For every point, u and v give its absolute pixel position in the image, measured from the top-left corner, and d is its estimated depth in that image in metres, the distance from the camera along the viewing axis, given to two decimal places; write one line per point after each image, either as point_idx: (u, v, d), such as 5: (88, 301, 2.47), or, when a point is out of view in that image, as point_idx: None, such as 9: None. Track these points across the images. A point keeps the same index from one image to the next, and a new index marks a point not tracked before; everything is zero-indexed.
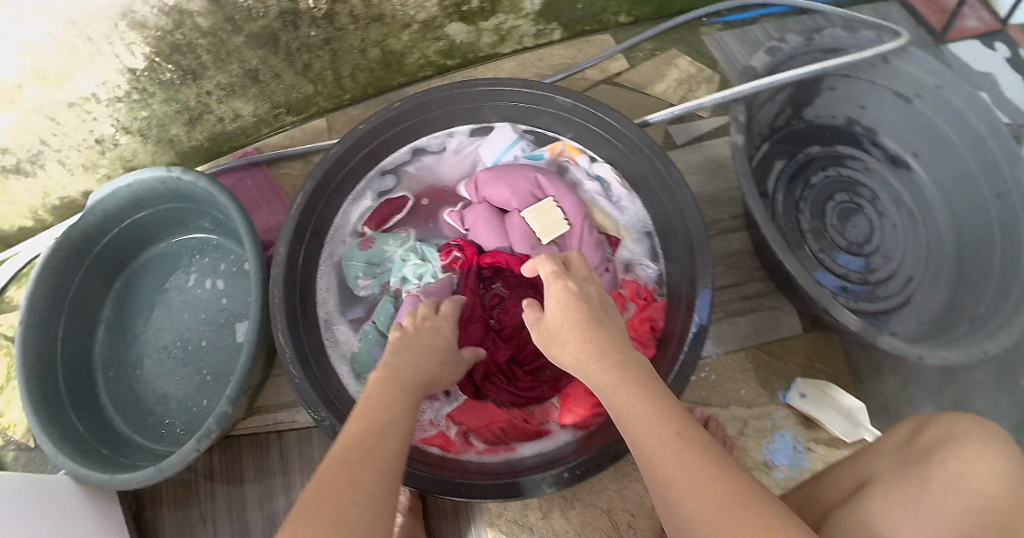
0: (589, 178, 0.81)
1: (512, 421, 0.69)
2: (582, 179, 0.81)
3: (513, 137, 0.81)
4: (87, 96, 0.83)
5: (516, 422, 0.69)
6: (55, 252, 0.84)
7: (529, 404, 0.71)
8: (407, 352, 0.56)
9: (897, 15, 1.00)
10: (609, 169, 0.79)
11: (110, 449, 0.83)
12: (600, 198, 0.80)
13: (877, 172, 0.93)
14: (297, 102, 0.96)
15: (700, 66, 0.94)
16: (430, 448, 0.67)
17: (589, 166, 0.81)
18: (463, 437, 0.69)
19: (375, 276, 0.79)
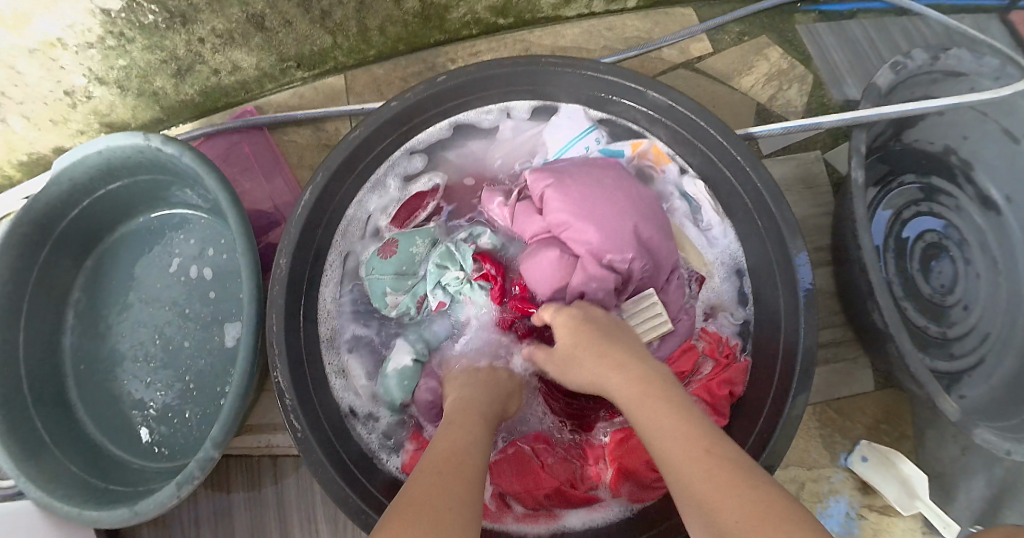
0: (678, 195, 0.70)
1: (558, 486, 0.63)
2: (668, 193, 0.71)
3: (589, 125, 0.68)
4: (52, 42, 0.69)
5: (564, 488, 0.63)
6: (15, 229, 0.71)
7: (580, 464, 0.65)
8: (461, 379, 0.58)
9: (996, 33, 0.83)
10: (701, 186, 0.67)
11: (79, 463, 0.74)
12: (684, 220, 0.71)
13: (967, 212, 0.81)
14: (310, 56, 0.79)
15: (793, 60, 0.81)
16: None
17: (679, 178, 0.70)
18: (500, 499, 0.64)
19: (406, 289, 0.67)
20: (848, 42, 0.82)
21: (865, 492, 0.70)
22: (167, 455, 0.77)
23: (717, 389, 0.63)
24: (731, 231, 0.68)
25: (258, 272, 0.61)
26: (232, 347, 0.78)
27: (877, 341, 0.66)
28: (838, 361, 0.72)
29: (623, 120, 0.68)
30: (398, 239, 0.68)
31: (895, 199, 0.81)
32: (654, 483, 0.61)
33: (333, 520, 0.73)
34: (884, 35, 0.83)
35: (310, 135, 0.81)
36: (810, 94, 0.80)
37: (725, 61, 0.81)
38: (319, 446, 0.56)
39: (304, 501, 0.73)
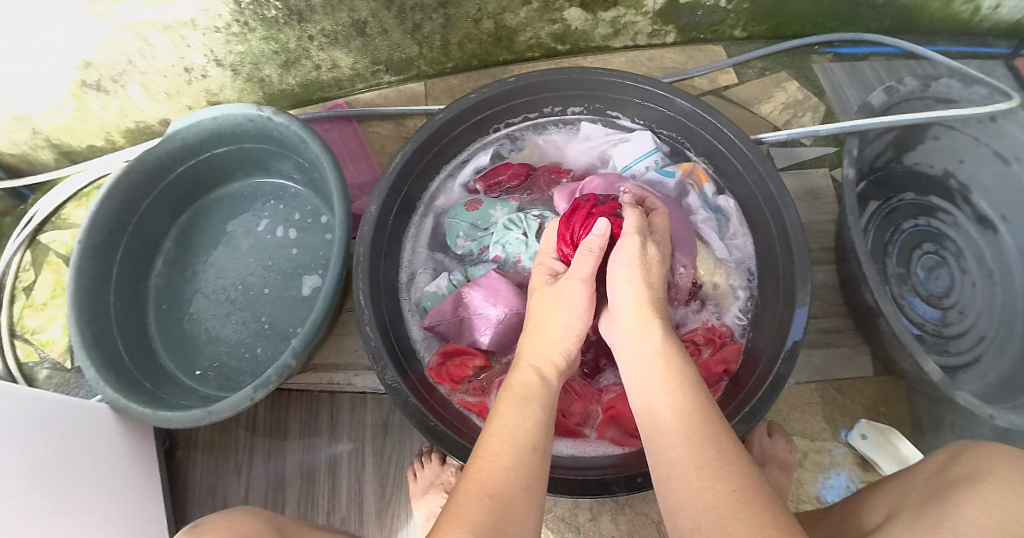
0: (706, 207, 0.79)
1: None
2: (700, 206, 0.78)
3: (652, 147, 0.79)
4: (185, 21, 0.83)
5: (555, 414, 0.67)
6: (128, 174, 0.83)
7: (575, 399, 0.68)
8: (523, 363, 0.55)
9: (1001, 76, 0.93)
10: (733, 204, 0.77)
11: (152, 384, 0.83)
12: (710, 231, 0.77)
13: (964, 229, 0.92)
14: (398, 62, 0.93)
15: (808, 93, 0.94)
16: (469, 413, 0.67)
17: (714, 196, 0.79)
18: (498, 412, 0.68)
19: (475, 238, 0.77)
20: (857, 79, 0.96)
21: (865, 468, 0.76)
22: (232, 386, 0.85)
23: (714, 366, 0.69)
24: (751, 245, 0.76)
25: (349, 222, 0.73)
26: (308, 295, 0.88)
27: (873, 325, 0.76)
28: (839, 346, 0.81)
29: (680, 147, 0.82)
30: (484, 201, 0.78)
31: (896, 213, 0.93)
32: (640, 430, 0.65)
33: (379, 454, 0.81)
34: (891, 72, 0.96)
35: (392, 129, 0.94)
36: (822, 121, 0.93)
37: (748, 90, 0.95)
38: (387, 357, 0.63)
39: (355, 433, 0.82)
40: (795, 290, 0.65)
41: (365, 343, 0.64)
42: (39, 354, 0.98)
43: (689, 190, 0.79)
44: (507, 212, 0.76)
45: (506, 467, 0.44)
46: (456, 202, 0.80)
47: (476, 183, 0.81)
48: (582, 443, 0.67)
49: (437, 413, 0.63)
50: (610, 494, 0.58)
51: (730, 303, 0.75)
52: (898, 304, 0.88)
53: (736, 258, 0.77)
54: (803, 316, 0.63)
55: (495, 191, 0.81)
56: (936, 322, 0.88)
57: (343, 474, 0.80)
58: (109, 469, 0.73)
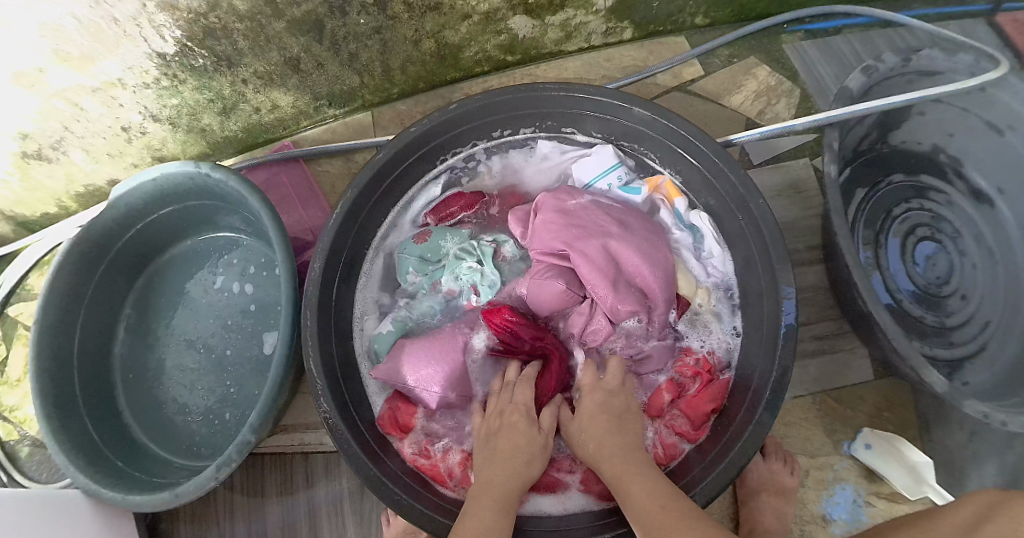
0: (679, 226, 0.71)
1: None
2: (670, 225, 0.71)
3: (614, 161, 0.71)
4: (113, 81, 0.76)
5: None
6: (75, 249, 0.79)
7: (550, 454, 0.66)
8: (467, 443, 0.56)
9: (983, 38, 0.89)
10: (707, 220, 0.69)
11: (127, 464, 0.80)
12: (686, 252, 0.71)
13: (959, 205, 0.89)
14: (340, 94, 0.87)
15: (781, 77, 0.88)
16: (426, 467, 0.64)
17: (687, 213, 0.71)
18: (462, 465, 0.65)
19: (426, 272, 0.72)
20: (832, 56, 0.89)
21: (871, 479, 0.73)
22: (207, 455, 0.82)
23: (701, 405, 0.63)
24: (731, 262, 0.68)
25: (295, 278, 0.68)
26: (269, 354, 0.84)
27: (868, 330, 0.71)
28: (834, 352, 0.77)
29: (646, 158, 0.73)
30: (434, 230, 0.72)
31: (886, 196, 0.89)
32: None
33: (361, 512, 0.78)
34: (868, 47, 0.89)
35: (341, 166, 0.88)
36: (798, 107, 0.86)
37: (716, 82, 0.87)
38: (341, 422, 0.60)
39: (334, 494, 0.79)
40: (779, 310, 0.59)
41: (322, 415, 0.60)
42: (21, 432, 0.94)
43: (660, 208, 0.72)
44: (459, 242, 0.72)
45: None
46: (405, 240, 0.74)
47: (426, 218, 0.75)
48: (563, 499, 0.64)
49: (394, 477, 0.60)
50: None
51: (710, 327, 0.69)
52: (894, 297, 0.86)
53: (715, 279, 0.70)
54: (791, 300, 0.58)
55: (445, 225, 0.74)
56: (937, 311, 0.85)
57: (326, 534, 0.78)
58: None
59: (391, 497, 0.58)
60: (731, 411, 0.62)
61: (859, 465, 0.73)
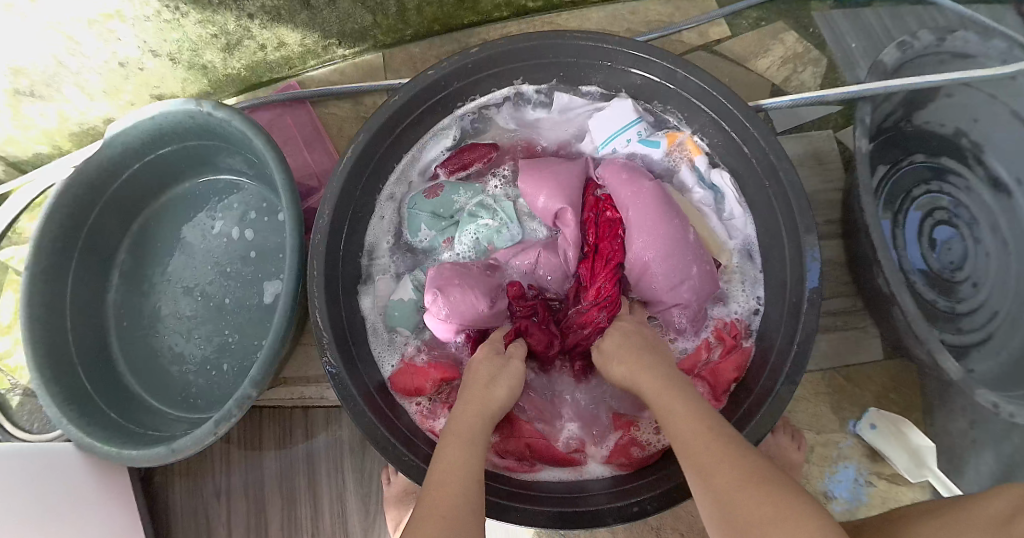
0: (703, 185, 0.68)
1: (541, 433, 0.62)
2: (694, 184, 0.68)
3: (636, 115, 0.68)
4: (109, 12, 0.72)
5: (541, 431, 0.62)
6: (68, 188, 0.76)
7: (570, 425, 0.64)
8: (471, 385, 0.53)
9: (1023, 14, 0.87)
10: (728, 177, 0.67)
11: (118, 413, 0.78)
12: (708, 210, 0.68)
13: (976, 193, 0.87)
14: (351, 33, 0.83)
15: (808, 45, 0.85)
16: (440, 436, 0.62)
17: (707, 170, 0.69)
18: None
19: (439, 230, 0.68)
20: (862, 28, 0.86)
21: (874, 460, 0.73)
22: (203, 406, 0.81)
23: (725, 375, 0.61)
24: (753, 224, 0.66)
25: (300, 225, 0.64)
26: (270, 303, 0.82)
27: (884, 307, 0.70)
28: (846, 329, 0.76)
29: (665, 112, 0.69)
30: (446, 185, 0.69)
31: (905, 177, 0.88)
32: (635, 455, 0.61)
33: (360, 469, 0.77)
34: (900, 23, 0.87)
35: (349, 108, 0.84)
36: (824, 78, 0.84)
37: (742, 44, 0.84)
38: (347, 375, 0.58)
39: (333, 454, 0.77)
40: (802, 285, 0.58)
41: (326, 367, 0.58)
42: (11, 381, 0.90)
43: (680, 165, 0.69)
44: (472, 198, 0.68)
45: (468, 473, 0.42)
46: (416, 192, 0.70)
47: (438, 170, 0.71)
48: (579, 465, 0.63)
49: (410, 442, 0.58)
50: (603, 528, 0.55)
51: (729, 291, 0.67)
52: (907, 277, 0.85)
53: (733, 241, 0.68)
54: (815, 267, 0.57)
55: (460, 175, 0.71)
56: (948, 296, 0.85)
57: (323, 489, 0.77)
58: (95, 506, 0.70)
59: (396, 457, 0.56)
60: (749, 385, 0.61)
61: (863, 444, 0.73)
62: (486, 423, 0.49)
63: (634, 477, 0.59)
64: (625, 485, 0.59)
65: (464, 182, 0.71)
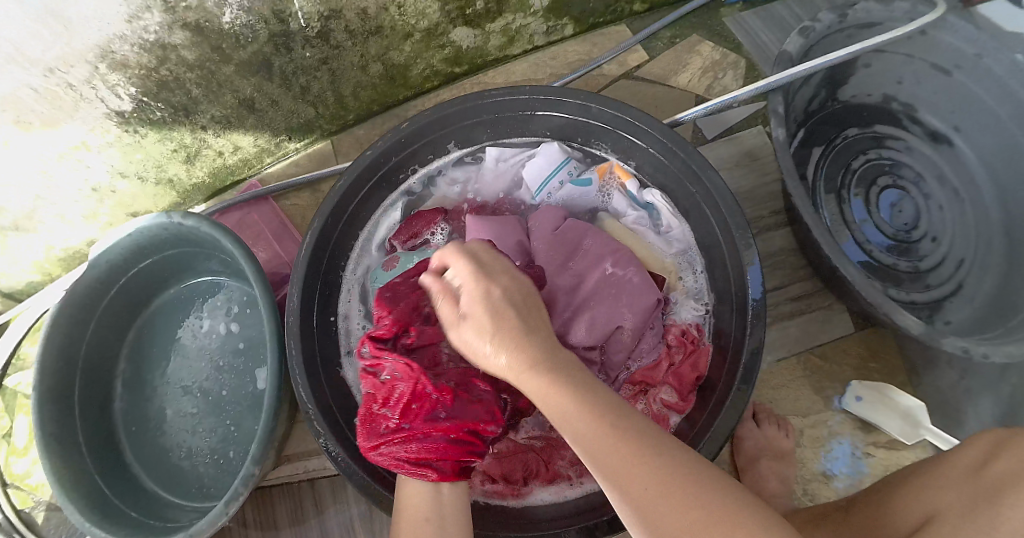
0: (635, 207, 0.72)
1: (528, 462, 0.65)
2: (627, 209, 0.73)
3: (562, 157, 0.72)
4: (77, 145, 0.77)
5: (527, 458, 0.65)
6: (62, 310, 0.80)
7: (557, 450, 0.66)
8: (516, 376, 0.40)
9: None
10: (658, 195, 0.70)
11: (140, 514, 0.81)
12: (645, 229, 0.72)
13: (917, 150, 0.91)
14: (299, 127, 0.88)
15: (725, 50, 0.89)
16: None
17: (639, 192, 0.72)
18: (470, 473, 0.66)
19: None
20: (773, 23, 0.90)
21: (866, 430, 0.74)
22: (216, 495, 0.84)
23: (687, 375, 0.63)
24: (690, 232, 0.69)
25: (276, 312, 0.68)
26: (264, 389, 0.86)
27: (840, 284, 0.73)
28: (812, 310, 0.78)
29: (590, 147, 0.74)
30: (401, 255, 0.71)
31: (843, 152, 0.91)
32: None
33: (372, 530, 0.80)
34: (809, 8, 0.91)
35: (309, 197, 0.90)
36: (746, 77, 0.88)
37: (662, 64, 0.89)
38: (333, 438, 0.61)
39: (344, 518, 0.80)
40: (746, 286, 0.61)
41: (318, 440, 0.61)
42: (34, 499, 0.93)
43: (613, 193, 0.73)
44: (427, 262, 0.70)
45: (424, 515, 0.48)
46: (376, 266, 0.74)
47: (392, 242, 0.74)
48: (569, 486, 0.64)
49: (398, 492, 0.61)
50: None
51: (685, 297, 0.69)
52: (863, 248, 0.87)
53: (679, 251, 0.70)
54: (755, 266, 0.60)
55: (410, 243, 0.73)
56: (909, 255, 0.87)
57: None
58: None
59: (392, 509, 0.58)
60: (713, 382, 0.63)
61: (852, 417, 0.75)
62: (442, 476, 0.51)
63: None
64: None
65: (418, 249, 0.73)
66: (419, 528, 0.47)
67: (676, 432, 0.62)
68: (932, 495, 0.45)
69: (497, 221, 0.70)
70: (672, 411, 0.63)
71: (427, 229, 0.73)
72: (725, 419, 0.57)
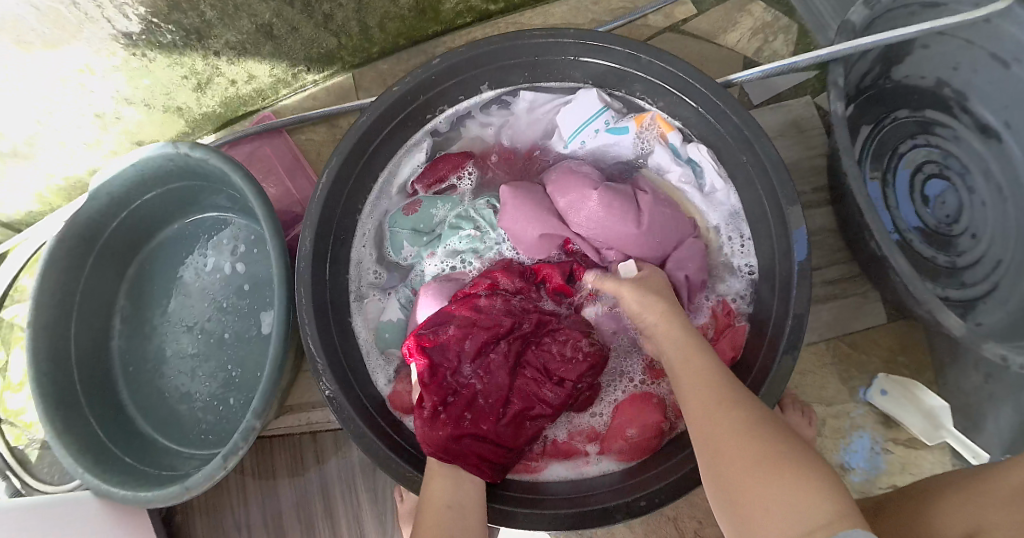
0: (678, 162, 0.68)
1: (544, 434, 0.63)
2: (669, 163, 0.68)
3: (600, 105, 0.67)
4: (81, 67, 0.72)
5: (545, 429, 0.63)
6: (60, 243, 0.77)
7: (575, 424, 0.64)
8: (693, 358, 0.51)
9: None
10: (704, 152, 0.66)
11: (134, 458, 0.79)
12: (686, 188, 0.68)
13: (967, 142, 0.86)
14: (320, 57, 0.83)
15: (778, 13, 0.83)
16: None
17: (681, 145, 0.68)
18: None
19: (421, 244, 0.68)
20: None
21: (888, 425, 0.72)
22: (214, 441, 0.82)
23: (721, 353, 0.60)
24: (734, 194, 0.65)
25: (285, 256, 0.64)
26: (268, 333, 0.83)
27: (880, 271, 0.69)
28: (845, 296, 0.75)
29: (633, 97, 0.69)
30: (422, 199, 0.69)
31: (890, 134, 0.86)
32: (637, 447, 0.61)
33: (373, 488, 0.78)
34: None
35: (325, 132, 0.85)
36: (796, 44, 0.83)
37: (710, 20, 0.83)
38: (341, 392, 0.58)
39: (344, 473, 0.78)
40: (790, 264, 0.57)
41: (325, 393, 0.58)
42: (28, 436, 0.90)
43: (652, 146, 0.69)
44: (450, 209, 0.69)
45: (446, 501, 0.51)
46: (395, 210, 0.71)
47: (414, 186, 0.71)
48: (584, 463, 0.63)
49: (408, 455, 0.58)
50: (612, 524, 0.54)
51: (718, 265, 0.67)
52: (903, 237, 0.84)
53: (717, 214, 0.67)
54: (802, 238, 0.56)
55: (435, 186, 0.71)
56: (946, 251, 0.83)
57: (340, 513, 0.78)
58: None
59: (402, 474, 0.56)
60: (744, 365, 0.60)
61: (875, 411, 0.72)
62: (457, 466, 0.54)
63: (644, 468, 0.59)
64: (635, 478, 0.58)
65: (442, 195, 0.71)
66: (444, 520, 0.50)
67: None
68: (970, 510, 0.43)
69: (525, 188, 0.66)
70: None
71: (451, 174, 0.70)
72: (757, 406, 0.54)
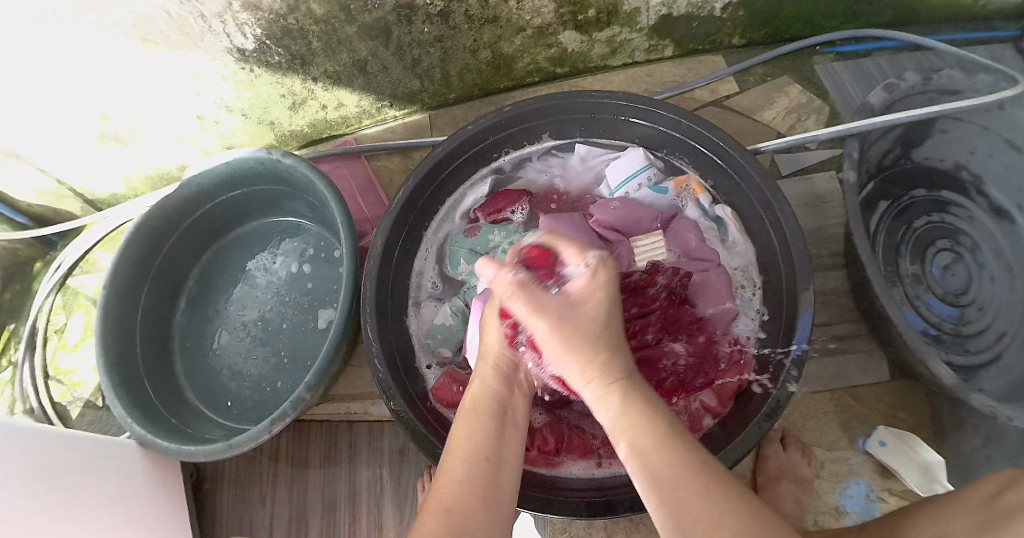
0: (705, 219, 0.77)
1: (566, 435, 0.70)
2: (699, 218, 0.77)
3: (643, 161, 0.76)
4: (195, 72, 0.84)
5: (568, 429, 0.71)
6: (146, 221, 0.87)
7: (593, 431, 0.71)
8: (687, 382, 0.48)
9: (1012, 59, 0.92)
10: (728, 213, 0.75)
11: (176, 419, 0.86)
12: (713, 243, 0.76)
13: (979, 220, 0.93)
14: (402, 95, 0.94)
15: (812, 95, 0.93)
16: None
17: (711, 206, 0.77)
18: None
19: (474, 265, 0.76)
20: (860, 76, 0.94)
21: (884, 476, 0.77)
22: (256, 417, 0.89)
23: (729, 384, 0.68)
24: (752, 251, 0.74)
25: (356, 259, 0.74)
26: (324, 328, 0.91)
27: (886, 331, 0.76)
28: (851, 352, 0.82)
29: (674, 158, 0.78)
30: (482, 226, 0.77)
31: (906, 210, 0.94)
32: None
33: (399, 481, 0.84)
34: (895, 68, 0.94)
35: (399, 162, 0.95)
36: (826, 124, 0.92)
37: (750, 98, 0.93)
38: (399, 393, 0.65)
39: (376, 464, 0.85)
40: (796, 312, 0.64)
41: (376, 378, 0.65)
42: (73, 394, 0.94)
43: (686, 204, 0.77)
44: (505, 236, 0.76)
45: (470, 451, 0.47)
46: (456, 233, 0.79)
47: (476, 213, 0.79)
48: (597, 465, 0.69)
49: (444, 439, 0.66)
50: (616, 513, 0.61)
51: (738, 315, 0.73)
52: (913, 304, 0.90)
53: (740, 266, 0.75)
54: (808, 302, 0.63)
55: (492, 217, 0.79)
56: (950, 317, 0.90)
57: (364, 500, 0.84)
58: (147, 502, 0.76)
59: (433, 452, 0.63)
60: (751, 399, 0.66)
61: (873, 460, 0.78)
62: (492, 416, 0.50)
63: None
64: None
65: (499, 224, 0.78)
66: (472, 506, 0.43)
67: (709, 433, 0.67)
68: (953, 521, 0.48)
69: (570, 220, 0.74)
70: (708, 414, 0.69)
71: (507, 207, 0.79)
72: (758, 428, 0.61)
